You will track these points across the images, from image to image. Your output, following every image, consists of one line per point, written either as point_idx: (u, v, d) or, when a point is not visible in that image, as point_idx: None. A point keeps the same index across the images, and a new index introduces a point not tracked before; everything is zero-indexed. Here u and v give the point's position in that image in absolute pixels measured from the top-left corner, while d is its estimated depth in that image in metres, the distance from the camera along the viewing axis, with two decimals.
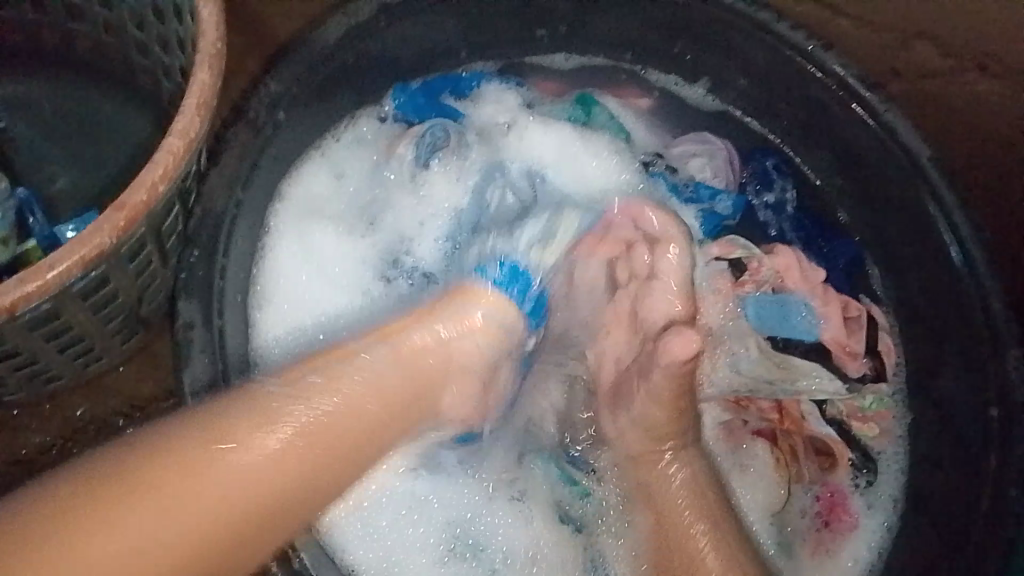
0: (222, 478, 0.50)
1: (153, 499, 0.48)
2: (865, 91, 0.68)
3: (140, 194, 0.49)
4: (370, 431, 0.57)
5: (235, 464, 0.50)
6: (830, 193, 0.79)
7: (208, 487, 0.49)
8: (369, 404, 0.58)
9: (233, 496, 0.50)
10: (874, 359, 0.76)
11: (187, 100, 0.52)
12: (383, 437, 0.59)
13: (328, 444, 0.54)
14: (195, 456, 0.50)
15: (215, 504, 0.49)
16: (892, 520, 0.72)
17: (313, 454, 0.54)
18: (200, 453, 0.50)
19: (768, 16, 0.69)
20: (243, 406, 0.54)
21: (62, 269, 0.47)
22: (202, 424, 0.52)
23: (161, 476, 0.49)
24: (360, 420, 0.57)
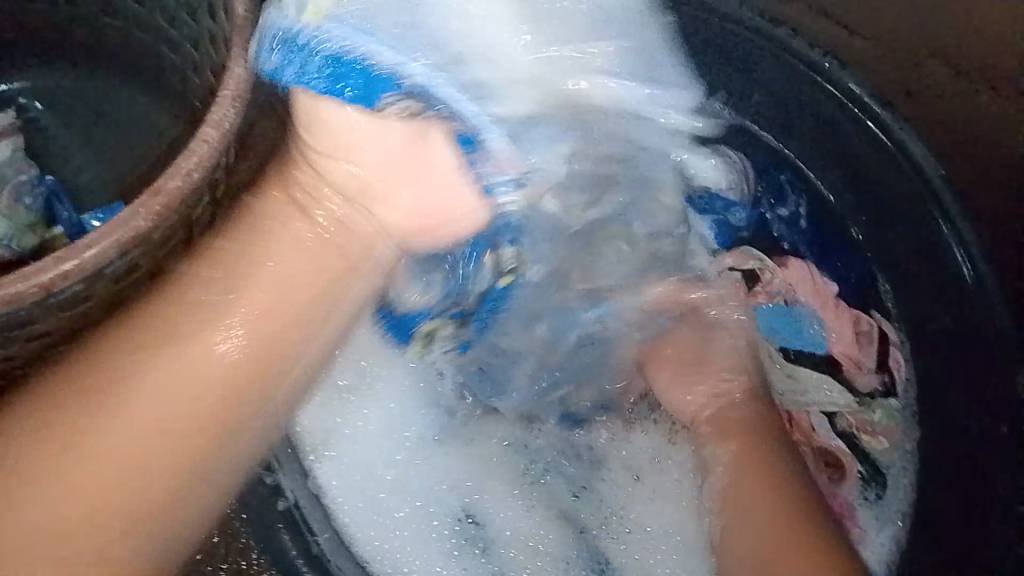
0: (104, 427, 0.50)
1: (82, 426, 0.50)
2: (877, 108, 0.74)
3: (177, 182, 0.51)
4: (321, 284, 0.61)
5: (142, 404, 0.51)
6: (842, 207, 0.77)
7: (105, 445, 0.50)
8: (294, 269, 0.60)
9: (156, 419, 0.51)
10: (884, 374, 0.75)
11: (223, 92, 0.53)
12: (333, 296, 0.62)
13: (267, 307, 0.58)
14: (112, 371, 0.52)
15: (137, 435, 0.50)
16: (899, 533, 0.72)
17: (252, 338, 0.56)
18: (103, 395, 0.51)
19: (786, 32, 0.74)
20: (151, 307, 0.56)
21: (100, 250, 0.49)
22: (113, 344, 0.54)
23: (78, 407, 0.50)
24: (293, 280, 0.59)
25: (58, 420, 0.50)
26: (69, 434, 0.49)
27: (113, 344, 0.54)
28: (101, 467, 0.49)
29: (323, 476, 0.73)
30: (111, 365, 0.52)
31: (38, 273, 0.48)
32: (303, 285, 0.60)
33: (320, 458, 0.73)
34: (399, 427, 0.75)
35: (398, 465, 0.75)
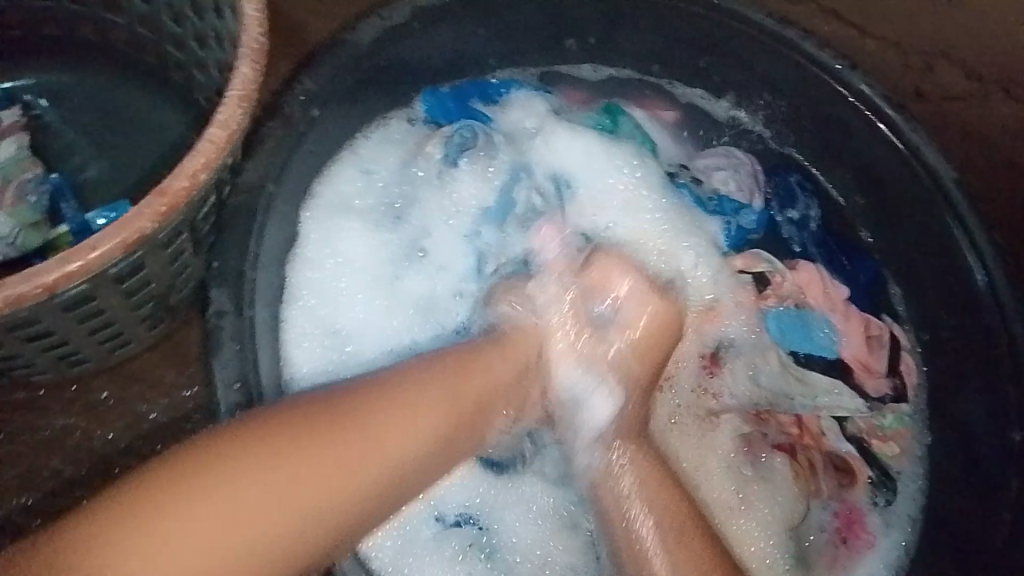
0: (264, 488, 0.49)
1: (190, 507, 0.47)
2: (891, 111, 0.69)
3: (182, 182, 0.51)
4: (418, 452, 0.56)
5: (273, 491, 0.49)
6: (853, 211, 0.79)
7: (267, 507, 0.49)
8: (410, 420, 0.56)
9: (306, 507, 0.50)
10: (895, 378, 0.75)
11: (230, 92, 0.53)
12: (427, 466, 0.57)
13: (367, 462, 0.53)
14: (248, 460, 0.50)
15: (280, 515, 0.49)
16: (910, 540, 0.71)
17: (355, 480, 0.52)
18: (251, 462, 0.49)
19: (796, 34, 0.70)
20: (265, 430, 0.51)
21: (104, 251, 0.48)
22: (247, 438, 0.51)
23: (193, 487, 0.48)
24: (428, 407, 0.57)
25: (218, 469, 0.49)
26: (191, 497, 0.47)
27: (237, 438, 0.51)
28: (252, 536, 0.48)
29: None
30: (237, 461, 0.50)
31: (41, 274, 0.48)
32: (399, 456, 0.54)
33: None
34: None
35: None
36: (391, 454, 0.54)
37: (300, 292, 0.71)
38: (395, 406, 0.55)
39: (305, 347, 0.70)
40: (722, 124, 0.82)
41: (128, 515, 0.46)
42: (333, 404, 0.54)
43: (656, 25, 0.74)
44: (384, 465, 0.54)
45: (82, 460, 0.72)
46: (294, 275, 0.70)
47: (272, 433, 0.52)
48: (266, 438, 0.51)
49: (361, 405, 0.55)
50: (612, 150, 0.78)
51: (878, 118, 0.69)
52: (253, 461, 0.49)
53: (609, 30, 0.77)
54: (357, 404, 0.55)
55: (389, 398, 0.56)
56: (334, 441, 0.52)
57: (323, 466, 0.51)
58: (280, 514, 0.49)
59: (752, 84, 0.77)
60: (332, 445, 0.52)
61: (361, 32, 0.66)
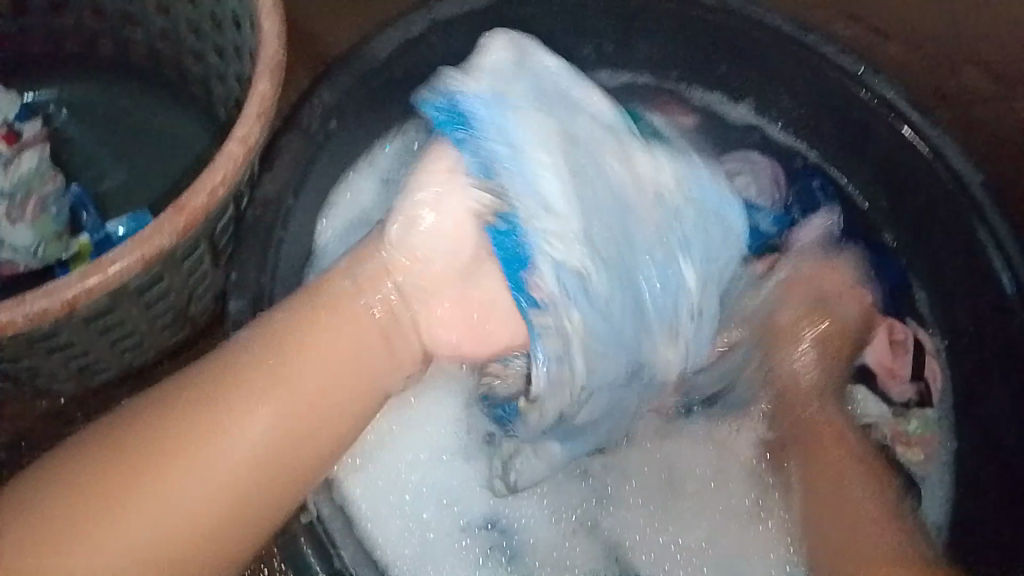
0: (190, 469, 0.51)
1: (156, 468, 0.50)
2: (912, 113, 0.68)
3: (201, 197, 0.51)
4: (351, 372, 0.60)
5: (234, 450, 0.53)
6: (875, 214, 0.78)
7: (216, 466, 0.52)
8: (339, 344, 0.60)
9: (246, 453, 0.53)
10: (920, 383, 0.74)
11: (248, 107, 0.54)
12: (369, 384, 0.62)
13: (302, 388, 0.57)
14: (165, 438, 0.51)
15: (199, 486, 0.51)
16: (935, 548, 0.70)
17: (259, 436, 0.54)
18: (184, 433, 0.52)
19: (817, 37, 0.69)
20: (176, 385, 0.54)
21: (123, 266, 0.49)
22: (174, 399, 0.53)
23: (175, 443, 0.51)
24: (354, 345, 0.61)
25: (100, 441, 0.50)
26: (137, 461, 0.50)
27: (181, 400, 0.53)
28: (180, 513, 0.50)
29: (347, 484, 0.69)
30: (156, 429, 0.51)
31: (61, 290, 0.48)
32: (349, 381, 0.60)
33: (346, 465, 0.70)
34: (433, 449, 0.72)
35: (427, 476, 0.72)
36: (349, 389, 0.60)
37: None
38: (367, 348, 0.62)
39: None
40: (742, 126, 0.81)
41: (111, 473, 0.49)
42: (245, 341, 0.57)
43: (673, 29, 0.74)
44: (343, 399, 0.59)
45: None
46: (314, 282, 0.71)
47: (209, 386, 0.54)
48: (202, 393, 0.54)
49: (279, 334, 0.58)
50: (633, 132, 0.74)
51: (900, 121, 0.68)
52: (181, 429, 0.52)
53: (625, 35, 0.76)
54: (280, 339, 0.58)
55: (299, 327, 0.59)
56: (280, 372, 0.57)
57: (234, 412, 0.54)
58: (263, 433, 0.54)
59: (771, 87, 0.76)
60: (272, 370, 0.57)
61: (377, 44, 0.67)
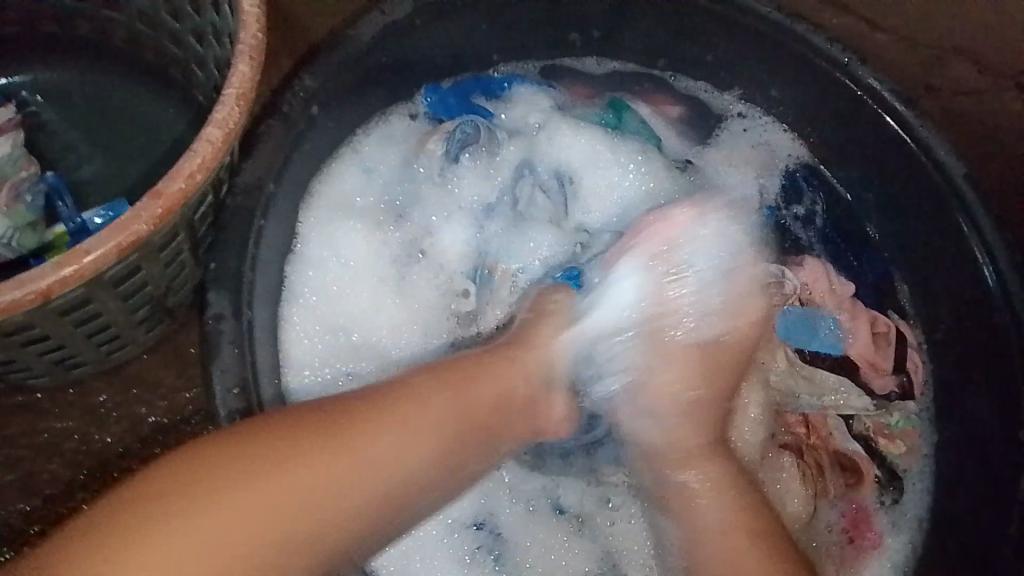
0: (218, 524, 0.47)
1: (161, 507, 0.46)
2: (898, 105, 0.68)
3: (179, 183, 0.50)
4: (447, 449, 0.56)
5: (301, 486, 0.49)
6: (861, 207, 0.78)
7: (286, 505, 0.49)
8: (440, 421, 0.56)
9: (334, 507, 0.50)
10: (901, 376, 0.74)
11: (228, 90, 0.52)
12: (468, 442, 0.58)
13: (413, 453, 0.54)
14: (290, 477, 0.49)
15: (210, 540, 0.46)
16: (917, 541, 0.71)
17: (330, 502, 0.50)
18: (333, 462, 0.51)
19: (805, 28, 0.69)
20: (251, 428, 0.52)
21: (98, 255, 0.48)
22: (270, 439, 0.51)
23: (256, 472, 0.49)
24: (455, 409, 0.58)
25: (211, 457, 0.49)
26: (251, 493, 0.48)
27: (220, 455, 0.49)
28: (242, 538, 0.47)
29: None
30: (276, 468, 0.49)
31: (35, 280, 0.47)
32: (460, 431, 0.57)
33: None
34: None
35: None
36: (440, 448, 0.56)
37: (305, 294, 0.71)
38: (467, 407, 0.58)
39: (304, 348, 0.70)
40: (726, 119, 0.80)
41: (209, 488, 0.48)
42: (294, 421, 0.52)
43: (661, 15, 0.73)
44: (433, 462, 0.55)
45: (83, 461, 0.71)
46: (291, 268, 0.70)
47: (276, 456, 0.50)
48: (341, 431, 0.52)
49: (309, 426, 0.52)
50: (612, 153, 0.77)
51: (886, 111, 0.69)
52: (262, 471, 0.49)
53: (613, 23, 0.75)
54: (338, 432, 0.52)
55: (387, 417, 0.55)
56: (305, 473, 0.50)
57: (293, 484, 0.49)
58: (365, 489, 0.52)
59: (758, 77, 0.76)
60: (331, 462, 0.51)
61: (360, 27, 0.66)
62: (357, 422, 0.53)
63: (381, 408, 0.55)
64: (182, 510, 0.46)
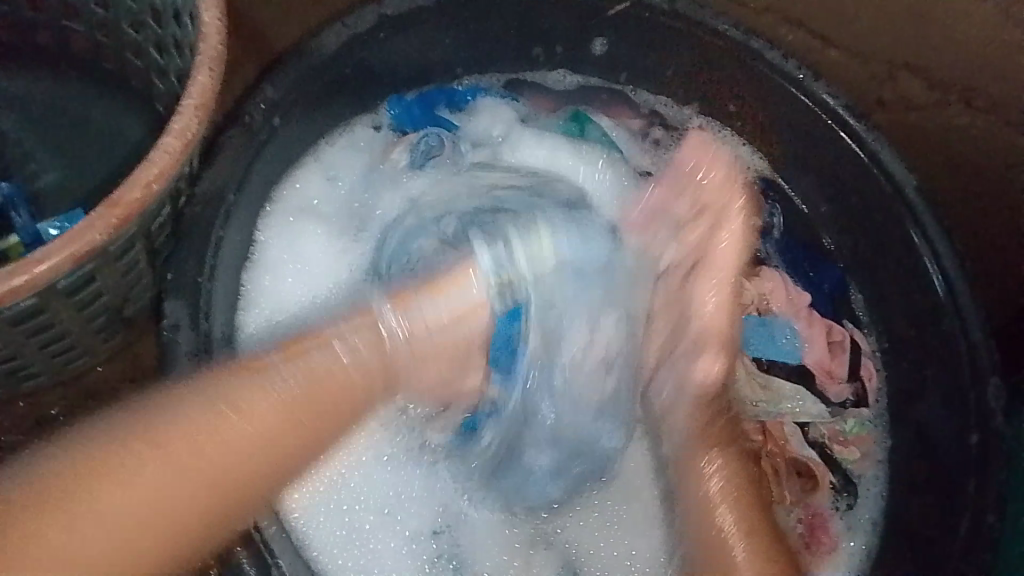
0: (132, 494, 0.53)
1: (85, 494, 0.51)
2: (852, 121, 0.70)
3: (135, 192, 0.50)
4: (318, 423, 0.61)
5: (206, 454, 0.56)
6: (817, 219, 0.79)
7: (169, 476, 0.54)
8: (300, 399, 0.60)
9: (214, 470, 0.56)
10: (856, 383, 0.76)
11: (187, 101, 0.52)
12: (330, 421, 0.62)
13: (289, 416, 0.60)
14: (152, 446, 0.54)
15: (126, 515, 0.52)
16: (871, 544, 0.72)
17: (224, 440, 0.57)
18: (200, 424, 0.56)
19: (761, 45, 0.71)
20: (136, 419, 0.55)
21: (51, 264, 0.48)
22: (141, 418, 0.55)
23: (136, 448, 0.54)
24: (312, 388, 0.61)
25: (97, 453, 0.53)
26: (148, 450, 0.54)
27: (103, 442, 0.54)
28: (131, 514, 0.52)
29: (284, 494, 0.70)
30: (154, 438, 0.55)
31: None
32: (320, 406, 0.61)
33: None
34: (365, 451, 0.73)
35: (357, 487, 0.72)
36: (299, 421, 0.60)
37: (263, 304, 0.71)
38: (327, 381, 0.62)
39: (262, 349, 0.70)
40: (685, 129, 0.81)
41: (77, 476, 0.52)
42: (166, 399, 0.57)
43: (622, 31, 0.74)
44: (303, 424, 0.60)
45: None
46: (248, 270, 0.70)
47: (141, 441, 0.54)
48: (212, 398, 0.57)
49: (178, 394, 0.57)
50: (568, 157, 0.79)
51: (841, 128, 0.70)
52: (146, 443, 0.54)
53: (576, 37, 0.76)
54: (207, 405, 0.57)
55: (238, 387, 0.59)
56: (175, 440, 0.55)
57: (166, 465, 0.54)
58: (236, 459, 0.57)
59: (716, 92, 0.77)
60: (197, 427, 0.56)
61: (322, 39, 0.66)
62: (220, 386, 0.58)
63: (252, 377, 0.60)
64: (60, 507, 0.51)
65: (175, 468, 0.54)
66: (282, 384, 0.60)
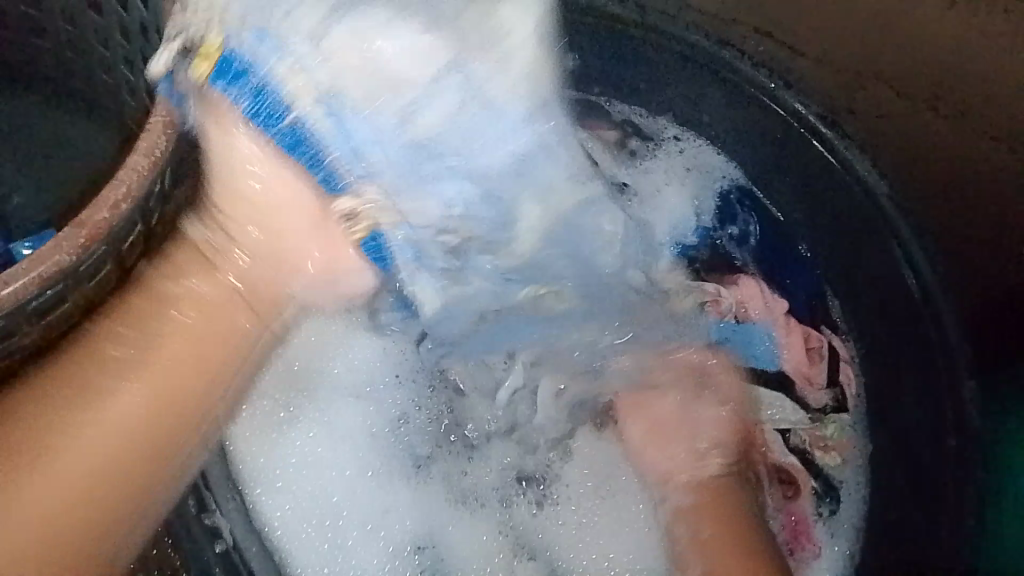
0: (31, 491, 0.54)
1: (13, 486, 0.54)
2: (822, 128, 0.77)
3: (103, 213, 0.50)
4: (224, 357, 0.64)
5: (85, 426, 0.57)
6: (794, 226, 0.80)
7: (76, 441, 0.56)
8: (201, 341, 0.62)
9: (115, 427, 0.57)
10: (836, 389, 0.76)
11: (155, 118, 0.52)
12: (228, 352, 0.64)
13: (177, 362, 0.61)
14: (31, 434, 0.55)
15: (64, 490, 0.55)
16: (855, 549, 0.71)
17: (115, 403, 0.58)
18: (70, 401, 0.57)
19: (737, 56, 0.77)
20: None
21: (18, 287, 0.48)
22: (26, 395, 0.56)
23: (34, 422, 0.56)
24: (202, 334, 0.62)
25: (11, 440, 0.55)
26: (38, 435, 0.55)
27: (7, 426, 0.55)
28: (59, 495, 0.55)
29: (256, 509, 0.71)
30: (47, 412, 0.56)
31: None
32: (221, 342, 0.63)
33: (259, 487, 0.71)
34: (343, 460, 0.73)
35: (336, 500, 0.72)
36: (216, 360, 0.63)
37: None
38: (229, 321, 0.64)
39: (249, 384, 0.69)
40: (661, 141, 0.82)
41: (3, 450, 0.55)
42: (41, 386, 0.57)
43: None
44: (201, 365, 0.62)
45: None
46: None
47: (35, 416, 0.56)
48: (90, 365, 0.58)
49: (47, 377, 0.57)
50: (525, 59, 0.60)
51: (811, 133, 0.77)
52: (32, 415, 0.56)
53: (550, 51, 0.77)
54: (61, 382, 0.57)
55: (106, 348, 0.59)
56: (52, 419, 0.56)
57: (54, 440, 0.56)
58: (140, 413, 0.59)
59: None
60: (61, 405, 0.57)
61: None
62: (103, 344, 0.58)
63: (135, 323, 0.60)
64: (12, 480, 0.54)
65: (75, 448, 0.56)
66: (170, 323, 0.61)
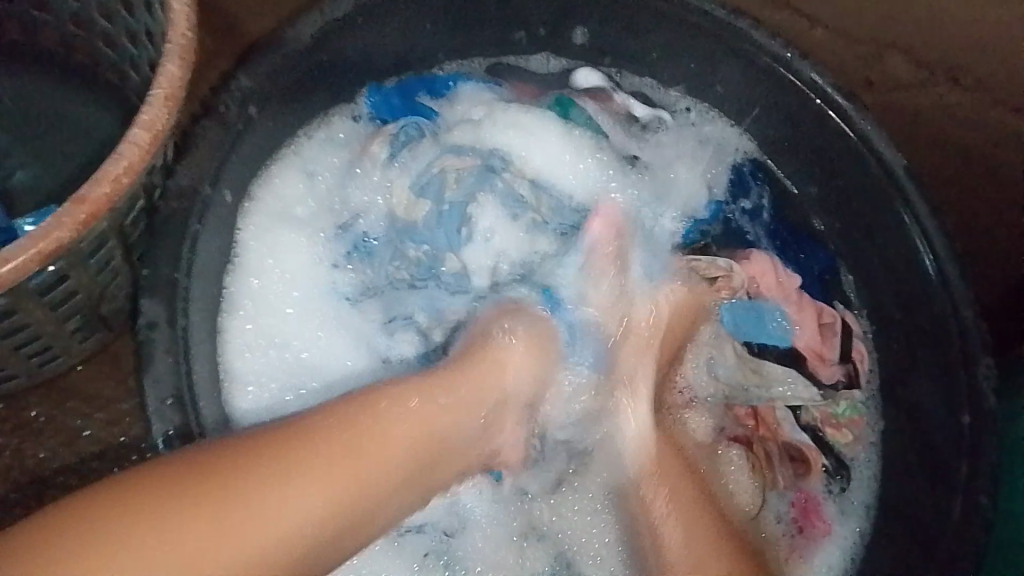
0: (198, 535, 0.46)
1: (170, 524, 0.46)
2: (841, 100, 0.68)
3: (103, 188, 0.49)
4: (414, 467, 0.55)
5: (281, 496, 0.49)
6: (806, 200, 0.78)
7: (257, 506, 0.48)
8: (391, 438, 0.54)
9: (300, 514, 0.49)
10: (848, 365, 0.75)
11: (155, 91, 0.51)
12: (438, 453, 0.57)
13: (370, 464, 0.53)
14: (248, 480, 0.49)
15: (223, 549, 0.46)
16: (864, 527, 0.72)
17: (311, 487, 0.50)
18: (278, 467, 0.50)
19: (747, 23, 0.69)
20: (222, 448, 0.51)
21: (16, 266, 0.47)
22: (249, 449, 0.51)
23: (232, 471, 0.49)
24: (408, 429, 0.56)
25: (197, 482, 0.48)
26: (230, 484, 0.48)
27: (193, 473, 0.49)
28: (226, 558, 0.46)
29: None
30: (254, 465, 0.49)
31: None
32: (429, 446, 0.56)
33: None
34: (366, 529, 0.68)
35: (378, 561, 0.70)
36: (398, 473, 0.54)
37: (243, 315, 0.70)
38: (435, 417, 0.57)
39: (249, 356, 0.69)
40: (673, 113, 0.80)
41: (189, 493, 0.47)
42: (262, 442, 0.51)
43: (605, 10, 0.73)
44: (393, 472, 0.54)
45: (18, 476, 0.73)
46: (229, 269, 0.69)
47: (242, 470, 0.49)
48: (302, 441, 0.52)
49: (282, 447, 0.51)
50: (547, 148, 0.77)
51: (829, 107, 0.69)
52: (239, 471, 0.49)
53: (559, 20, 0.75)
54: (283, 446, 0.51)
55: (340, 428, 0.53)
56: (263, 477, 0.49)
57: (251, 501, 0.48)
58: (324, 503, 0.50)
59: (701, 75, 0.76)
60: (272, 464, 0.50)
61: (297, 26, 0.65)
62: (354, 428, 0.54)
63: (375, 416, 0.55)
64: (163, 517, 0.46)
65: (257, 516, 0.48)
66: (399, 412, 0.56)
